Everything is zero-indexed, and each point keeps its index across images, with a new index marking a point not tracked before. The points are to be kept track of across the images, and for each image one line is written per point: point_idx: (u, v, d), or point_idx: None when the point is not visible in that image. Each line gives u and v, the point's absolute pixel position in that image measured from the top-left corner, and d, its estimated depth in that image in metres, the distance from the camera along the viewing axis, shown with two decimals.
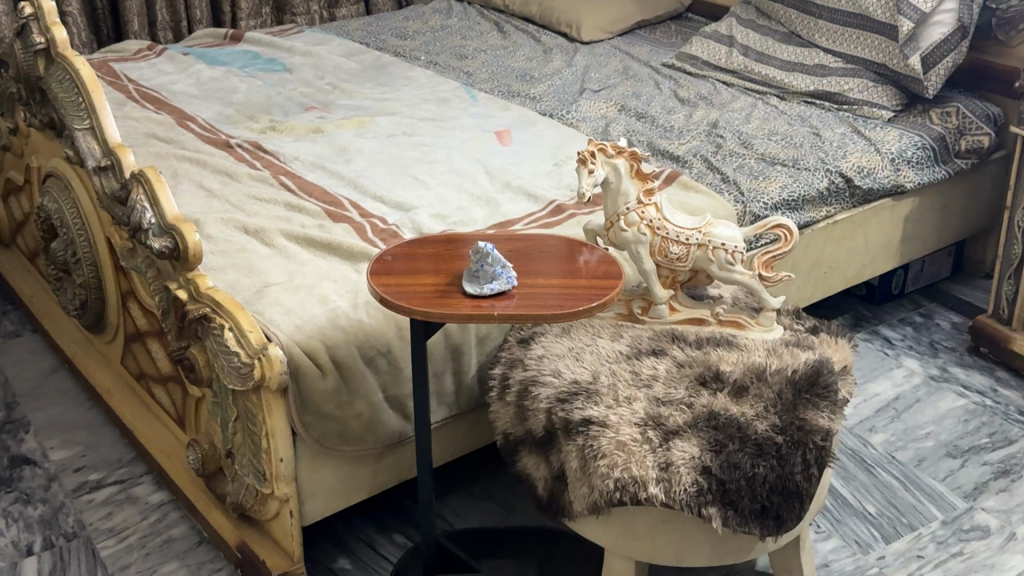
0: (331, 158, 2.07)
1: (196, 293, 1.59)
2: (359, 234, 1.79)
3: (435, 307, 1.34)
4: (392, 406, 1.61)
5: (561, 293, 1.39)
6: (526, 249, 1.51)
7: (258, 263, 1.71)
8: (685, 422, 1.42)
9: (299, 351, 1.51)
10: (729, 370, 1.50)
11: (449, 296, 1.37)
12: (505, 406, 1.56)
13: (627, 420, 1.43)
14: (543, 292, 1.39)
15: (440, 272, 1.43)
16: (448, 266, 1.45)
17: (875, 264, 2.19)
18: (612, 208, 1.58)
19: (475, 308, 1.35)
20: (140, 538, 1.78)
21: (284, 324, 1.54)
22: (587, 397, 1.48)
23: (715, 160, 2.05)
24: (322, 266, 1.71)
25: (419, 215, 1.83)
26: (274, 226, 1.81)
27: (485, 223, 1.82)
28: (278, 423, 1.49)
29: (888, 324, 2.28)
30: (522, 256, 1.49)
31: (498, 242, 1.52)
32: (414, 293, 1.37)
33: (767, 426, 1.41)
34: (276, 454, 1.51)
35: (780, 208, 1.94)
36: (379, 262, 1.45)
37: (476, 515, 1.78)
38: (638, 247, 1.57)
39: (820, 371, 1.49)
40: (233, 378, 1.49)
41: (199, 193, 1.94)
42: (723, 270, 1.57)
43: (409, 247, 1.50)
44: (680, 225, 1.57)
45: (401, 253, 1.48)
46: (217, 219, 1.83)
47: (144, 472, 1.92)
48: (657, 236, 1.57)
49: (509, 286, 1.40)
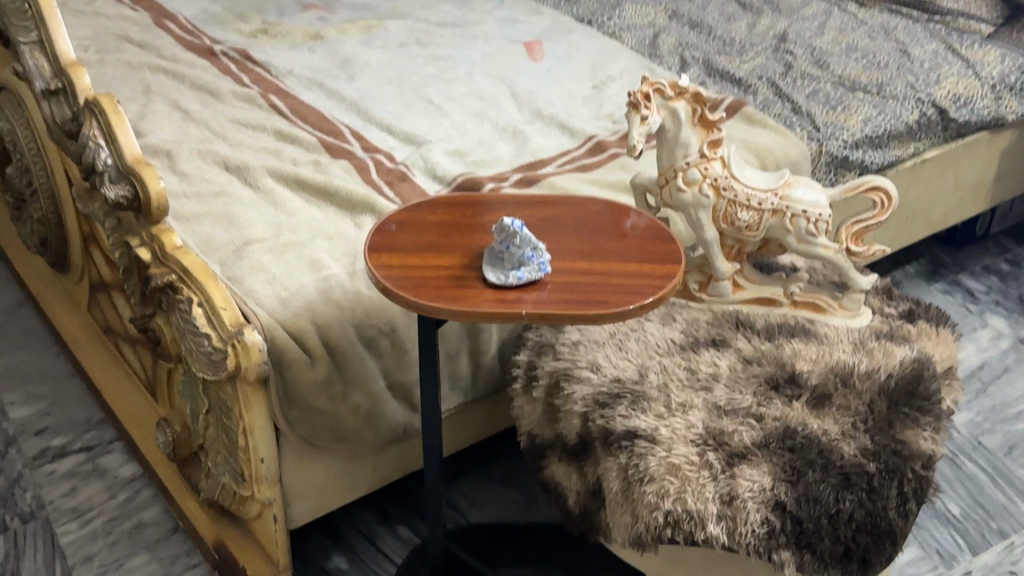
0: (332, 72, 1.77)
1: (162, 254, 1.31)
2: (361, 175, 1.50)
3: (447, 301, 1.07)
4: (396, 393, 1.35)
5: (606, 281, 1.11)
6: (563, 215, 1.22)
7: (239, 211, 1.43)
8: (754, 441, 1.15)
9: (284, 332, 1.24)
10: (806, 371, 1.23)
11: (466, 286, 1.10)
12: (531, 402, 1.29)
13: (681, 436, 1.16)
14: (583, 279, 1.11)
15: (455, 251, 1.15)
16: (465, 241, 1.16)
17: (962, 208, 1.89)
18: (669, 162, 1.29)
19: (499, 302, 1.07)
20: (107, 522, 1.54)
21: (267, 297, 1.28)
22: (633, 401, 1.21)
23: (786, 84, 1.75)
24: (315, 217, 1.43)
25: (432, 151, 1.54)
26: (260, 162, 1.52)
27: (511, 163, 1.53)
28: (257, 419, 1.23)
29: (970, 272, 2.00)
30: (557, 225, 1.20)
31: (527, 206, 1.23)
32: (421, 281, 1.10)
33: (855, 450, 1.15)
34: (255, 454, 1.25)
35: (861, 145, 1.65)
36: (378, 235, 1.16)
37: (494, 506, 1.53)
38: (698, 211, 1.28)
39: (919, 376, 1.22)
40: (204, 366, 1.23)
41: (175, 116, 1.65)
42: (802, 242, 1.28)
43: (417, 211, 1.21)
44: (752, 185, 1.28)
45: (406, 221, 1.19)
46: (193, 152, 1.55)
47: (114, 438, 1.68)
48: (722, 198, 1.28)
49: (541, 273, 1.11)
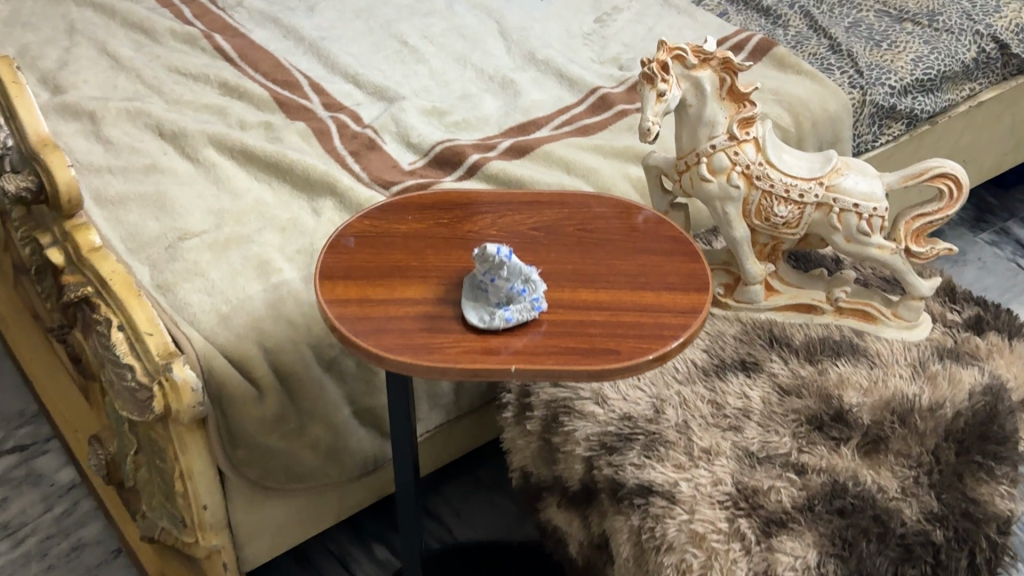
0: (290, 4, 1.53)
1: (78, 258, 1.08)
2: (320, 141, 1.26)
3: (416, 354, 0.85)
4: (364, 418, 1.14)
5: (616, 320, 0.89)
6: (563, 220, 0.99)
7: (174, 193, 1.20)
8: (795, 503, 0.94)
9: (224, 360, 1.03)
10: (855, 405, 1.02)
11: (441, 329, 0.88)
12: (524, 436, 1.08)
13: (706, 495, 0.95)
14: (587, 316, 0.89)
15: (428, 276, 0.92)
16: (440, 261, 0.94)
17: (1017, 152, 1.65)
18: (690, 144, 1.06)
19: (482, 353, 0.86)
20: (41, 542, 1.34)
21: (204, 314, 1.05)
22: (647, 446, 1.00)
23: (821, 13, 1.51)
24: (265, 200, 1.20)
25: (405, 110, 1.30)
26: (200, 125, 1.28)
27: (499, 125, 1.30)
28: (195, 464, 1.03)
29: (1019, 219, 1.78)
30: (555, 236, 0.97)
31: (519, 208, 1.00)
32: (387, 324, 0.88)
33: (917, 513, 0.94)
34: (197, 501, 1.05)
35: (910, 91, 1.40)
36: (332, 254, 0.94)
37: (484, 521, 1.34)
38: (725, 204, 1.06)
39: (992, 412, 1.01)
40: (129, 404, 1.02)
41: (103, 64, 1.39)
42: (851, 241, 1.06)
43: (381, 219, 0.98)
44: (792, 173, 1.05)
45: (367, 233, 0.96)
46: (122, 113, 1.30)
47: (51, 436, 1.47)
48: (755, 189, 1.05)
49: (535, 310, 0.89)
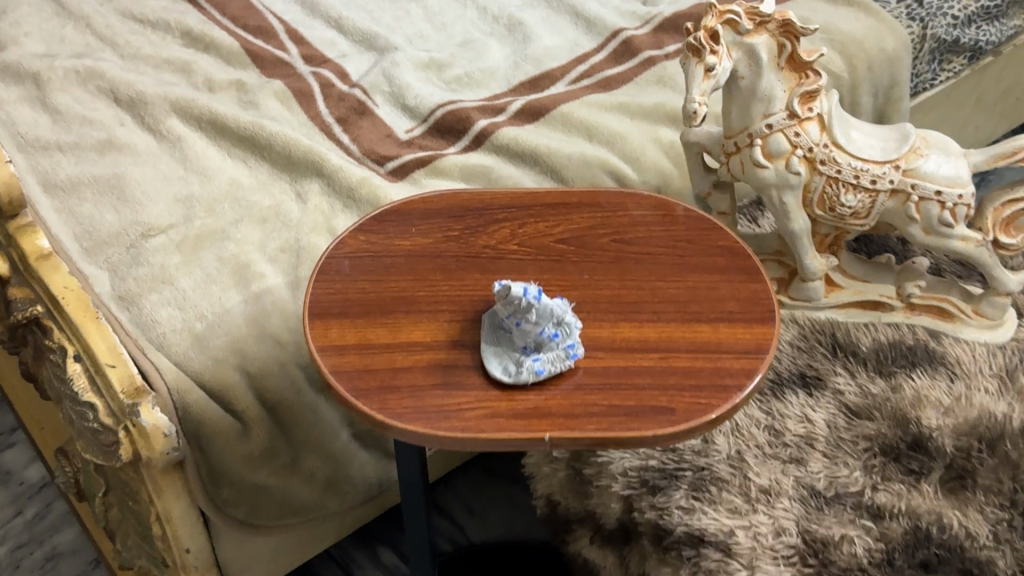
0: None
1: (25, 267, 0.92)
2: (302, 105, 1.10)
3: (429, 422, 0.70)
4: (365, 439, 1.00)
5: (667, 366, 0.74)
6: (596, 227, 0.83)
7: (135, 175, 1.03)
8: (872, 557, 0.80)
9: (202, 394, 0.88)
10: (935, 429, 0.88)
11: (459, 384, 0.73)
12: (551, 462, 0.95)
13: (766, 547, 0.82)
14: (632, 360, 0.74)
15: (439, 310, 0.77)
16: (452, 289, 0.78)
17: None
18: (742, 121, 0.89)
19: (509, 416, 0.71)
20: (11, 553, 1.21)
21: (175, 334, 0.90)
22: (696, 484, 0.86)
23: None
24: (241, 180, 1.03)
25: (399, 64, 1.13)
26: (162, 87, 1.11)
27: (507, 79, 1.14)
28: (174, 508, 0.89)
29: None
30: (588, 250, 0.81)
31: (542, 213, 0.84)
32: (393, 381, 0.73)
33: (1014, 567, 0.80)
34: (179, 545, 0.92)
35: (974, 20, 1.23)
36: (323, 284, 0.79)
37: (503, 520, 1.22)
38: (782, 193, 0.90)
39: None
40: (92, 446, 0.88)
41: (48, 12, 1.22)
42: (930, 234, 0.91)
43: (379, 234, 0.82)
44: (863, 156, 0.89)
45: (363, 256, 0.81)
46: (71, 73, 1.12)
47: (15, 426, 1.35)
48: (818, 175, 0.89)
49: (571, 356, 0.74)
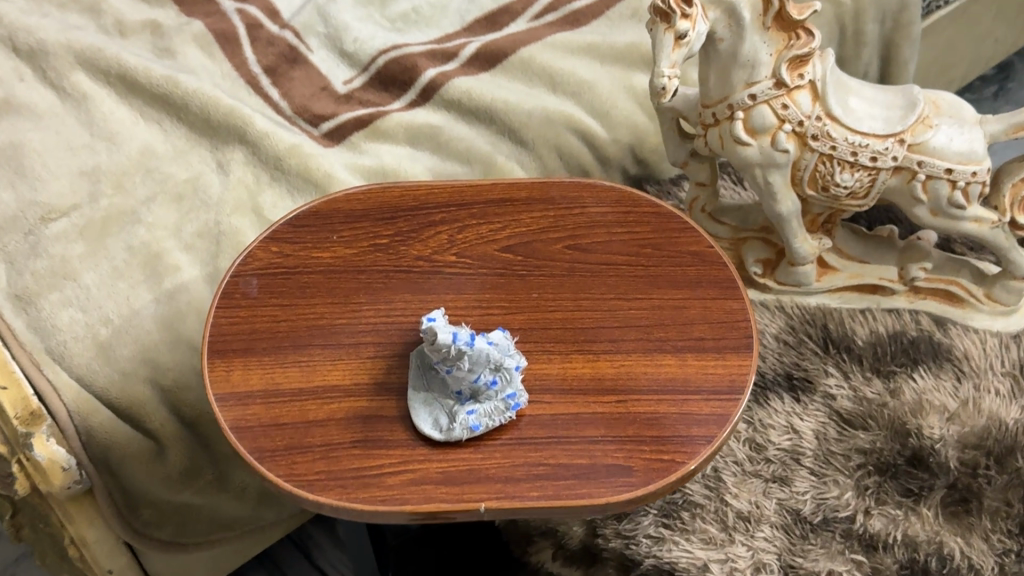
0: None
1: None
2: (226, 51, 0.96)
3: (342, 492, 0.60)
4: None
5: (625, 412, 0.63)
6: (547, 230, 0.71)
7: (33, 141, 0.90)
8: None
9: (110, 415, 0.78)
10: (938, 439, 0.78)
11: (381, 441, 0.62)
12: None
13: None
14: (584, 406, 0.63)
15: (362, 343, 0.66)
16: (377, 314, 0.67)
17: None
18: (722, 89, 0.76)
19: (438, 482, 0.61)
20: None
21: (77, 343, 0.78)
22: (666, 508, 0.77)
23: None
24: (155, 148, 0.91)
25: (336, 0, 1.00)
26: (64, 33, 0.97)
27: (459, 16, 1.01)
28: (87, 530, 0.81)
29: None
30: (537, 260, 0.70)
31: (486, 212, 0.72)
32: (304, 438, 0.62)
33: None
34: (99, 565, 0.84)
35: None
36: (226, 313, 0.67)
37: None
38: (768, 172, 0.77)
39: None
40: None
41: None
42: (937, 215, 0.79)
43: (294, 245, 0.70)
44: (862, 128, 0.76)
45: (274, 274, 0.69)
46: None
47: None
48: (809, 152, 0.76)
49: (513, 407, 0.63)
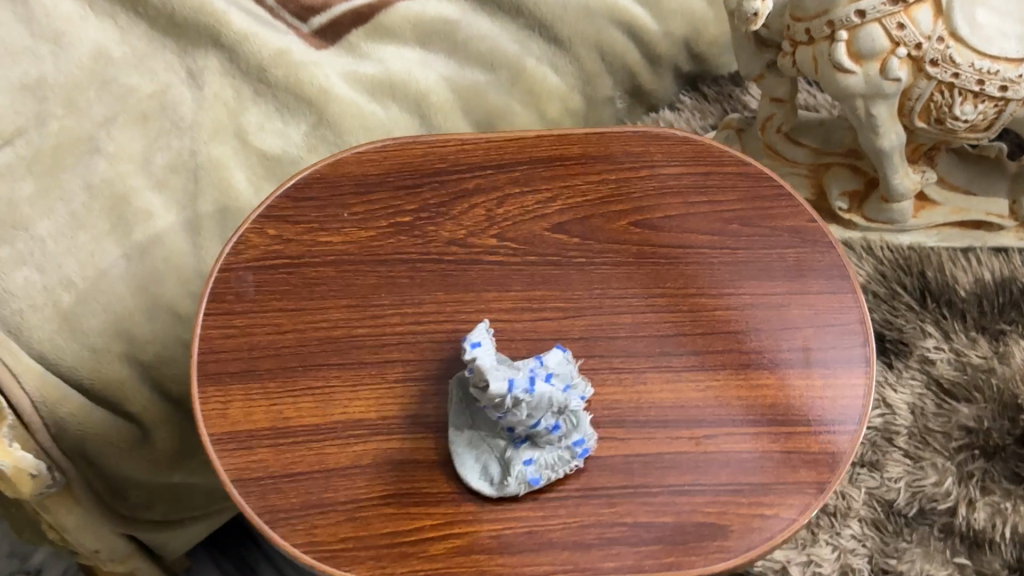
0: None
1: None
2: None
3: (372, 568, 0.48)
4: None
5: (715, 452, 0.52)
6: (609, 201, 0.57)
7: None
8: None
9: (80, 402, 0.64)
10: None
11: (418, 496, 0.50)
12: None
13: None
14: (664, 446, 0.52)
15: (388, 362, 0.53)
16: (406, 321, 0.54)
17: None
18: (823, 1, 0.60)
19: (490, 551, 0.49)
20: None
21: (36, 315, 0.62)
22: None
23: None
24: (109, 52, 0.71)
25: None
26: None
27: None
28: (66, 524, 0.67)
29: None
30: (599, 243, 0.56)
31: (530, 175, 0.58)
32: (325, 494, 0.50)
33: None
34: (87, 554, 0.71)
35: None
36: (218, 322, 0.54)
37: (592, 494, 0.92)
38: (870, 104, 0.63)
39: None
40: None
41: None
42: None
43: (296, 226, 0.57)
44: (992, 49, 0.60)
45: (274, 268, 0.55)
46: None
47: None
48: (925, 79, 0.62)
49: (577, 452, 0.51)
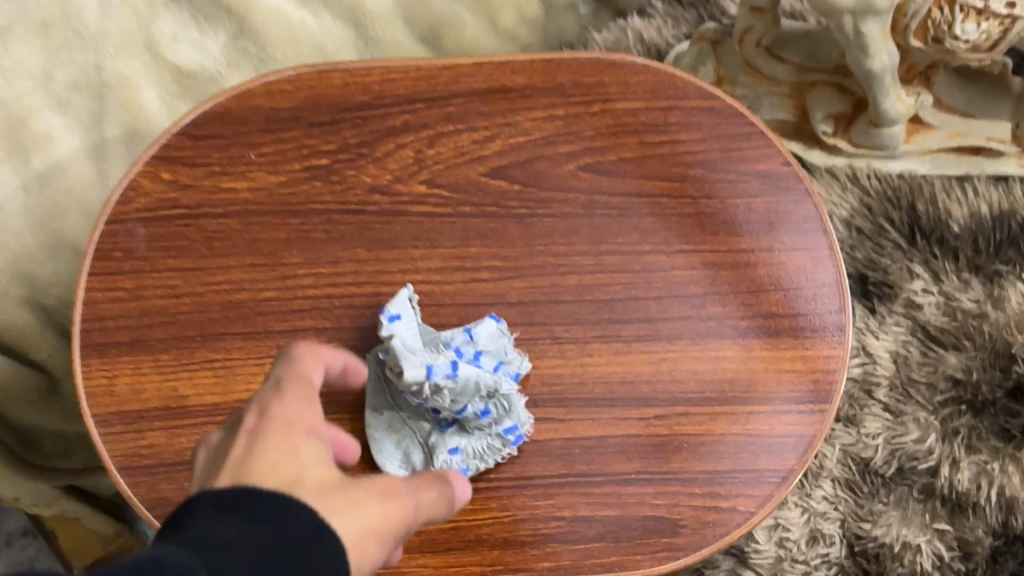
0: None
1: None
2: None
3: None
4: None
5: (666, 436, 0.46)
6: (555, 140, 0.50)
7: None
8: None
9: None
10: None
11: None
12: None
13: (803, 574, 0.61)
14: (610, 427, 0.46)
15: (297, 330, 0.47)
16: (319, 283, 0.47)
17: None
18: None
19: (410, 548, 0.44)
20: None
21: None
22: None
23: None
24: None
25: None
26: None
27: None
28: None
29: None
30: (541, 190, 0.49)
31: (465, 109, 0.50)
32: None
33: None
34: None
35: None
36: (104, 283, 0.47)
37: None
38: (861, 21, 0.55)
39: None
40: None
41: None
42: None
43: (194, 169, 0.49)
44: None
45: (168, 219, 0.48)
46: None
47: None
48: None
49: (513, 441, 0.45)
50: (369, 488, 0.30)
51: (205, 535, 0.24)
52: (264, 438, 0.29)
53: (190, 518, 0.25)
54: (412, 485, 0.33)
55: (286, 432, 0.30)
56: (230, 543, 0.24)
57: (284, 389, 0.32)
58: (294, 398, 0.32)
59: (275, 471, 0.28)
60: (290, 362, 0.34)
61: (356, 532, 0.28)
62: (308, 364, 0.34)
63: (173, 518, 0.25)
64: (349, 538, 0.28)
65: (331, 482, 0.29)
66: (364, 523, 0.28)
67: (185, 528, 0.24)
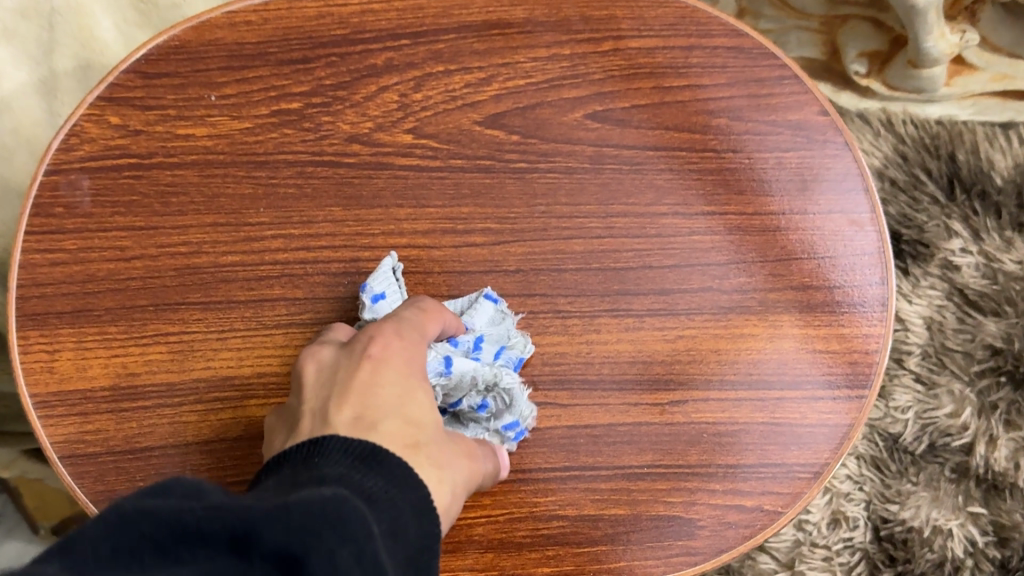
0: None
1: None
2: None
3: None
4: None
5: (683, 426, 0.41)
6: (562, 83, 0.43)
7: None
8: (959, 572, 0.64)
9: None
10: None
11: None
12: None
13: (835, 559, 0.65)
14: (619, 415, 0.40)
15: (263, 300, 0.41)
16: (291, 248, 0.41)
17: None
18: None
19: None
20: None
21: None
22: None
23: None
24: None
25: None
26: None
27: None
28: None
29: None
30: (546, 142, 0.43)
31: (458, 46, 0.43)
32: (180, 477, 0.39)
33: None
34: None
35: None
36: (42, 245, 0.40)
37: None
38: None
39: None
40: None
41: None
42: None
43: (145, 111, 0.42)
44: None
45: (117, 169, 0.41)
46: None
47: None
48: None
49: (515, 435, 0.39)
50: (456, 447, 0.31)
51: (345, 477, 0.25)
52: (386, 369, 0.30)
53: (319, 454, 0.26)
54: (480, 450, 0.34)
55: (407, 374, 0.31)
56: (372, 493, 0.25)
57: (401, 330, 0.32)
58: (412, 346, 0.32)
59: (400, 418, 0.29)
60: (415, 310, 0.35)
61: (444, 490, 0.29)
62: (430, 306, 0.35)
63: (302, 455, 0.26)
64: (445, 494, 0.29)
65: (433, 434, 0.30)
66: (452, 483, 0.30)
67: (321, 467, 0.25)
